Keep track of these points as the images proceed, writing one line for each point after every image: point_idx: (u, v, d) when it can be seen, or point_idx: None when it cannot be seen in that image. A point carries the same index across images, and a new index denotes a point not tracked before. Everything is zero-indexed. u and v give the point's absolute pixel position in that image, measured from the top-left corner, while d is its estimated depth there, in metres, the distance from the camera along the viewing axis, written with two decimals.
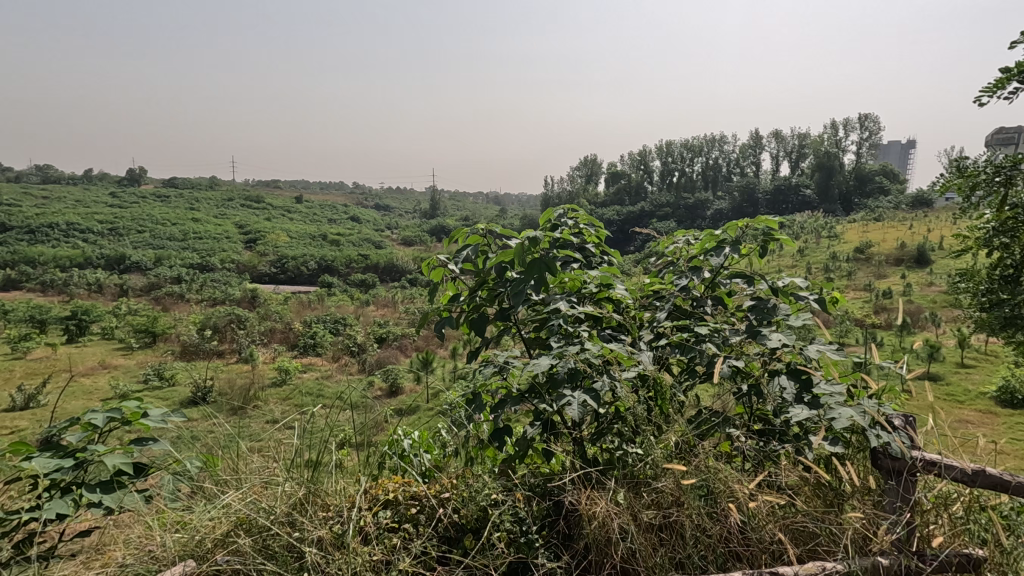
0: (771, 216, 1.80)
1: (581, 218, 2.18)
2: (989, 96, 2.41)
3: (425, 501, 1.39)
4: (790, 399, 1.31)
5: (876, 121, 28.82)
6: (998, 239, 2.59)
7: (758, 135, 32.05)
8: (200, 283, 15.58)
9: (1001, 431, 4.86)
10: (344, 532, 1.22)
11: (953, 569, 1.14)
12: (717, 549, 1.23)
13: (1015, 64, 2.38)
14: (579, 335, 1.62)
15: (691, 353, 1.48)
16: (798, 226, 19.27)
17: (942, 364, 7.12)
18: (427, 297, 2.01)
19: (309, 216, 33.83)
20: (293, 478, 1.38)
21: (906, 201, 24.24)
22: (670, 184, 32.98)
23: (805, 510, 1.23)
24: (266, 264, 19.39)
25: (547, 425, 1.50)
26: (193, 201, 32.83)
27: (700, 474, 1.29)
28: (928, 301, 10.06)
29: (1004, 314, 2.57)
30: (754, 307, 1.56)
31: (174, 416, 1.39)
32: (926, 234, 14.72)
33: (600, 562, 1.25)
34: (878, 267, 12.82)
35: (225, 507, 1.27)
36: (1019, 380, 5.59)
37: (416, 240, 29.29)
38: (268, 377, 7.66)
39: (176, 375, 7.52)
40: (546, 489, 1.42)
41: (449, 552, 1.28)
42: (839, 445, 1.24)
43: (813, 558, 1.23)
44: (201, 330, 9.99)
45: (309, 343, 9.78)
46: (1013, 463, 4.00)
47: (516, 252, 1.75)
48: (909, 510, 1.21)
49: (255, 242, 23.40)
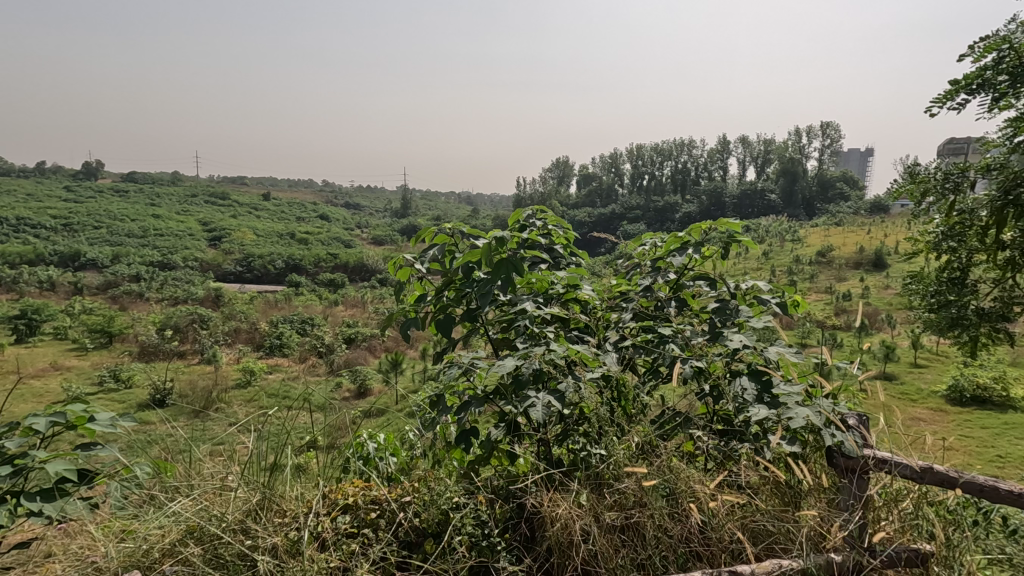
0: (734, 219, 1.83)
1: (549, 219, 2.18)
2: (939, 107, 2.50)
3: (385, 505, 1.36)
4: (751, 399, 1.34)
5: (837, 129, 29.85)
6: (947, 243, 2.71)
7: (725, 140, 32.76)
8: (161, 283, 15.07)
9: (950, 429, 5.08)
10: (300, 540, 1.19)
11: (902, 564, 1.18)
12: (678, 549, 1.24)
13: (964, 76, 2.47)
14: (545, 336, 1.63)
15: (654, 355, 1.51)
16: (763, 229, 19.81)
17: (897, 364, 7.41)
18: (393, 298, 1.99)
19: (277, 214, 33.14)
20: (248, 482, 1.33)
21: (865, 207, 25.04)
22: (640, 187, 33.49)
23: (762, 509, 1.25)
24: (231, 263, 18.88)
25: (511, 426, 1.49)
26: (154, 198, 31.81)
27: (662, 475, 1.31)
28: (885, 303, 10.44)
29: (950, 315, 2.67)
30: (718, 309, 1.59)
31: (124, 421, 1.32)
32: (883, 239, 15.30)
33: (562, 564, 1.24)
34: (838, 271, 13.26)
35: (174, 515, 1.22)
36: (967, 379, 5.86)
37: (387, 240, 28.99)
38: (232, 378, 7.49)
39: (134, 377, 7.26)
40: (509, 491, 1.41)
41: (409, 558, 1.26)
42: (796, 445, 1.27)
43: (770, 556, 1.25)
44: (161, 330, 9.68)
45: (275, 343, 9.56)
46: (961, 460, 4.18)
47: (483, 253, 1.73)
48: (861, 507, 1.25)
49: (220, 240, 22.81)
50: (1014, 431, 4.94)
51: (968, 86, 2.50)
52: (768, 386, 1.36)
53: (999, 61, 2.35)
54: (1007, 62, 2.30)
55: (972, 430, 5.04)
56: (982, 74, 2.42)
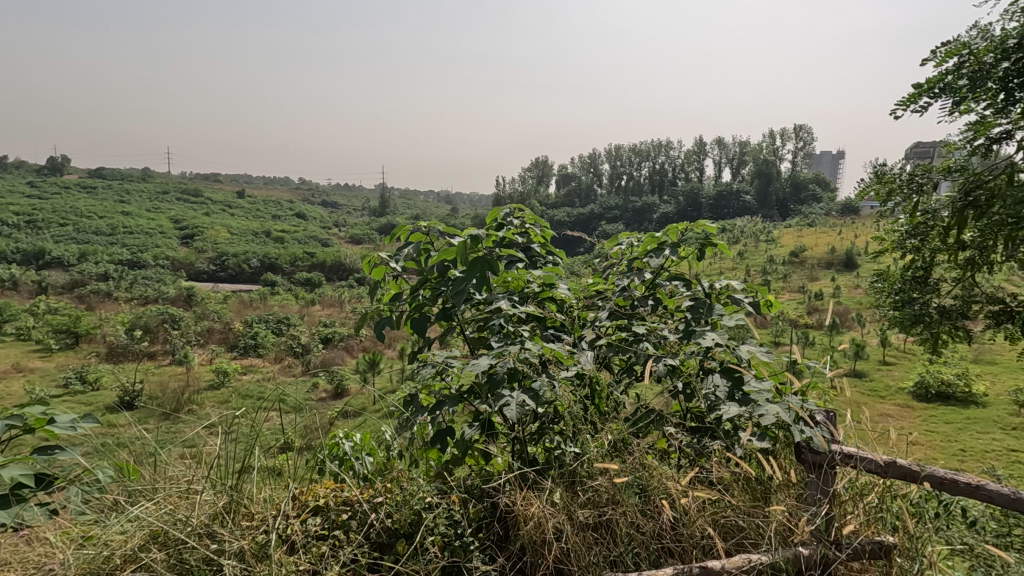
0: (708, 220, 1.85)
1: (527, 218, 2.18)
2: (904, 110, 2.57)
3: (357, 507, 1.35)
4: (723, 397, 1.36)
5: (809, 132, 30.48)
6: (911, 242, 2.80)
7: (702, 141, 33.22)
8: (130, 282, 14.67)
9: (917, 424, 5.23)
10: (267, 543, 1.17)
11: (866, 556, 1.21)
12: (650, 546, 1.25)
13: (926, 80, 2.54)
14: (520, 335, 1.63)
15: (627, 353, 1.52)
16: (739, 230, 20.16)
17: (866, 362, 7.61)
18: (367, 296, 1.97)
19: (253, 211, 32.56)
20: (215, 485, 1.30)
21: (836, 208, 25.58)
22: (619, 187, 33.77)
23: (733, 505, 1.26)
24: (204, 262, 18.48)
25: (485, 425, 1.48)
26: (123, 194, 30.98)
27: (635, 472, 1.31)
28: (855, 302, 10.70)
29: (914, 313, 2.75)
30: (693, 308, 1.60)
31: (85, 422, 1.28)
32: (852, 240, 15.70)
33: (535, 563, 1.24)
34: (811, 271, 13.56)
35: (136, 519, 1.17)
36: (933, 376, 6.05)
37: (365, 240, 28.69)
38: (204, 380, 7.34)
39: (102, 379, 7.06)
40: (483, 491, 1.41)
41: (380, 559, 1.24)
42: (766, 442, 1.29)
43: (739, 550, 1.27)
44: (130, 330, 9.43)
45: (250, 343, 9.39)
46: (925, 455, 4.32)
47: (458, 251, 1.72)
48: (828, 501, 1.27)
49: (192, 239, 22.31)
50: (976, 426, 5.12)
51: (931, 90, 2.57)
52: (739, 384, 1.39)
53: (960, 66, 2.42)
54: (967, 67, 2.37)
55: (936, 425, 5.21)
56: (943, 78, 2.49)
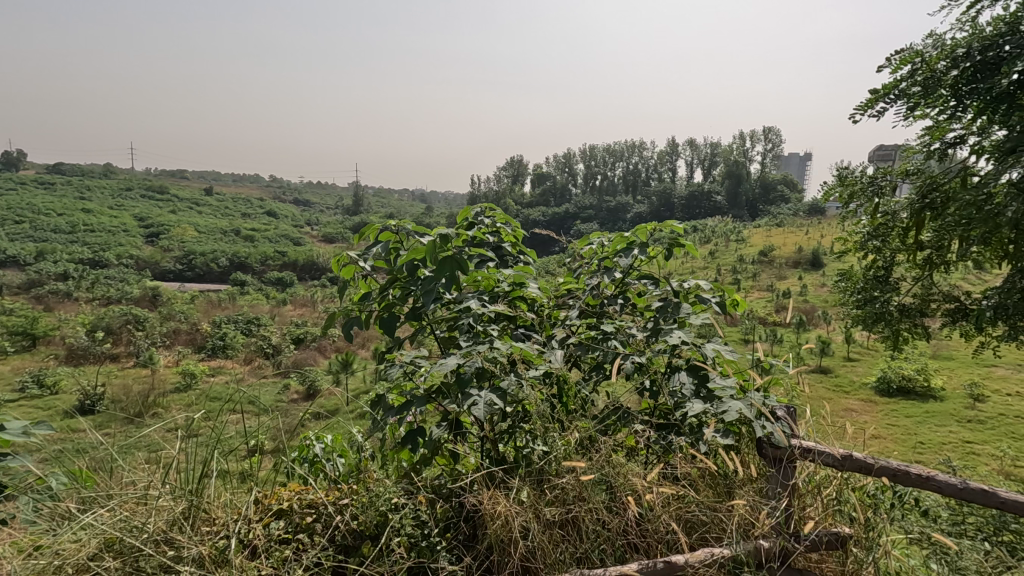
0: (677, 220, 1.88)
1: (498, 217, 2.18)
2: (862, 115, 2.65)
3: (322, 509, 1.33)
4: (688, 394, 1.39)
5: (778, 134, 31.14)
6: (872, 242, 2.88)
7: (674, 142, 33.67)
8: (91, 282, 14.18)
9: (879, 418, 5.41)
10: (227, 548, 1.15)
11: (824, 547, 1.24)
12: (616, 542, 1.27)
13: (881, 86, 2.63)
14: (489, 335, 1.62)
15: (596, 351, 1.54)
16: (710, 231, 20.48)
17: (832, 358, 7.83)
18: (336, 296, 1.94)
19: (221, 209, 31.82)
20: (173, 489, 1.27)
21: (804, 209, 26.13)
22: (593, 187, 34.03)
23: (696, 500, 1.28)
24: (170, 261, 17.98)
25: (453, 425, 1.47)
26: (83, 191, 29.95)
27: (602, 469, 1.32)
28: (821, 300, 11.00)
29: (875, 310, 2.83)
30: (661, 307, 1.62)
31: (39, 427, 1.24)
32: (818, 240, 16.11)
33: (501, 562, 1.25)
34: (779, 270, 13.88)
35: (89, 526, 1.13)
36: (894, 371, 6.25)
37: (338, 239, 28.36)
38: (170, 382, 7.15)
39: (61, 382, 6.82)
40: (450, 490, 1.41)
41: (345, 562, 1.22)
42: (729, 437, 1.32)
43: (703, 545, 1.29)
44: (91, 332, 9.12)
45: (218, 345, 9.17)
46: (885, 448, 4.47)
47: (427, 250, 1.71)
48: (788, 494, 1.30)
49: (158, 237, 21.68)
50: (934, 419, 5.32)
51: (887, 95, 2.66)
52: (704, 380, 1.42)
53: (913, 73, 2.51)
54: (920, 74, 2.46)
55: (897, 418, 5.39)
56: (897, 85, 2.58)
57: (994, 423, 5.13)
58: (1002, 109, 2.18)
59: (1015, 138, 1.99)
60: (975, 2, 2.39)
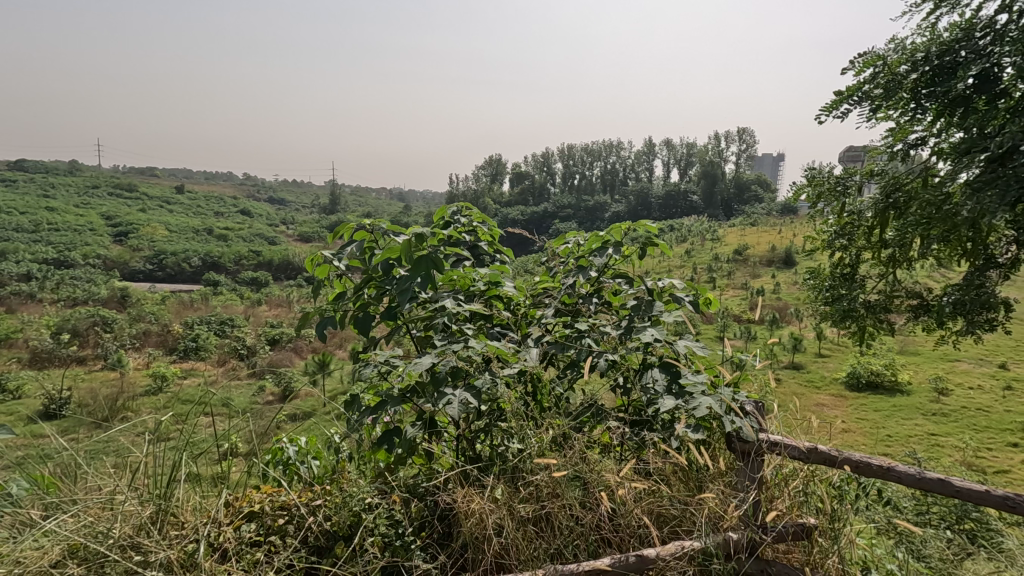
0: (650, 220, 1.91)
1: (474, 216, 2.18)
2: (826, 116, 2.72)
3: (294, 511, 1.32)
4: (661, 390, 1.41)
5: (752, 134, 31.66)
6: (838, 241, 2.97)
7: (651, 142, 34.00)
8: (56, 283, 13.75)
9: (849, 412, 5.55)
10: (196, 552, 1.14)
11: (790, 538, 1.27)
12: (589, 537, 1.29)
13: (845, 89, 2.70)
14: (464, 335, 1.62)
15: (571, 349, 1.55)
16: (686, 230, 20.75)
17: (804, 354, 8.01)
18: (310, 295, 1.92)
19: (193, 208, 31.14)
20: (140, 493, 1.24)
21: (777, 210, 26.59)
22: (571, 186, 34.18)
23: (667, 494, 1.31)
24: (140, 261, 17.53)
25: (428, 424, 1.47)
26: (47, 188, 29.04)
27: (574, 466, 1.34)
28: (793, 298, 11.24)
29: (842, 308, 2.91)
30: (635, 306, 1.64)
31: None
32: (790, 239, 16.45)
33: (475, 559, 1.26)
34: (753, 269, 14.12)
35: (52, 533, 1.11)
36: (863, 366, 6.43)
37: (314, 237, 28.01)
38: (140, 386, 6.99)
39: (24, 387, 6.61)
40: (424, 489, 1.41)
41: (318, 563, 1.22)
42: (699, 432, 1.34)
43: (674, 538, 1.32)
44: (57, 334, 8.85)
45: (191, 346, 8.98)
46: (854, 441, 4.60)
47: (402, 248, 1.69)
48: (756, 487, 1.33)
49: (126, 236, 21.07)
50: (901, 413, 5.48)
51: (851, 98, 2.73)
52: (676, 376, 1.44)
53: (874, 76, 2.58)
54: (882, 77, 2.54)
55: (866, 412, 5.54)
56: (860, 87, 2.65)
57: (957, 416, 5.31)
58: (959, 113, 2.27)
59: (970, 141, 2.08)
60: (934, 9, 2.48)
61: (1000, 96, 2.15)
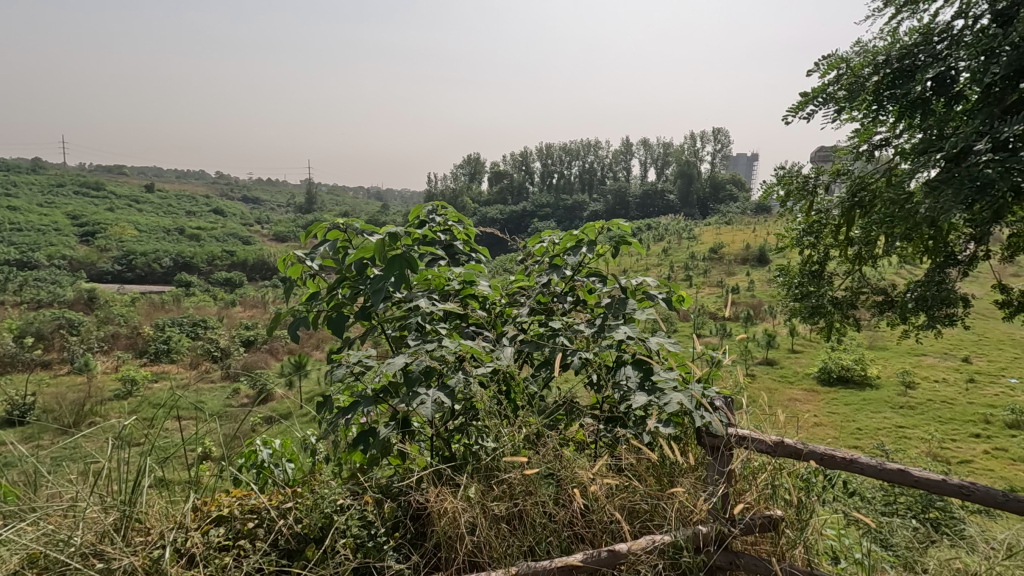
0: (623, 219, 1.92)
1: (449, 215, 2.17)
2: (793, 117, 2.77)
3: (264, 514, 1.30)
4: (633, 387, 1.42)
5: (726, 135, 32.18)
6: (807, 239, 3.04)
7: (628, 142, 34.30)
8: (18, 284, 13.28)
9: (820, 407, 5.68)
10: (162, 557, 1.12)
11: (757, 530, 1.29)
12: (561, 533, 1.30)
13: (811, 90, 2.76)
14: (438, 334, 1.62)
15: (544, 348, 1.56)
16: (663, 229, 20.97)
17: (777, 350, 8.17)
18: (282, 296, 1.89)
19: (164, 207, 30.38)
20: (104, 499, 1.21)
21: (751, 208, 27.04)
22: (550, 186, 34.28)
23: (638, 490, 1.33)
24: (108, 261, 17.05)
25: (402, 424, 1.46)
26: (8, 187, 28.05)
27: (546, 464, 1.34)
28: (766, 295, 11.45)
29: (811, 304, 2.98)
30: (608, 304, 1.65)
31: None
32: (764, 238, 16.73)
33: (449, 558, 1.27)
34: (728, 267, 14.35)
35: (10, 542, 1.08)
36: (834, 362, 6.58)
37: (289, 236, 27.54)
38: (108, 390, 6.80)
39: None
40: (397, 489, 1.40)
41: (289, 566, 1.21)
42: (671, 427, 1.36)
43: (646, 532, 1.34)
44: (19, 337, 8.55)
45: (161, 348, 8.76)
46: (825, 435, 4.71)
47: (375, 248, 1.68)
48: (725, 481, 1.36)
49: (92, 236, 20.47)
50: (870, 406, 5.64)
51: (816, 98, 2.78)
52: (648, 373, 1.45)
53: (839, 78, 2.64)
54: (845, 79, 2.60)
55: (837, 406, 5.68)
56: (825, 88, 2.71)
57: (923, 409, 5.48)
58: (919, 115, 2.36)
59: (928, 141, 2.16)
60: (896, 14, 2.54)
61: (957, 99, 2.25)
